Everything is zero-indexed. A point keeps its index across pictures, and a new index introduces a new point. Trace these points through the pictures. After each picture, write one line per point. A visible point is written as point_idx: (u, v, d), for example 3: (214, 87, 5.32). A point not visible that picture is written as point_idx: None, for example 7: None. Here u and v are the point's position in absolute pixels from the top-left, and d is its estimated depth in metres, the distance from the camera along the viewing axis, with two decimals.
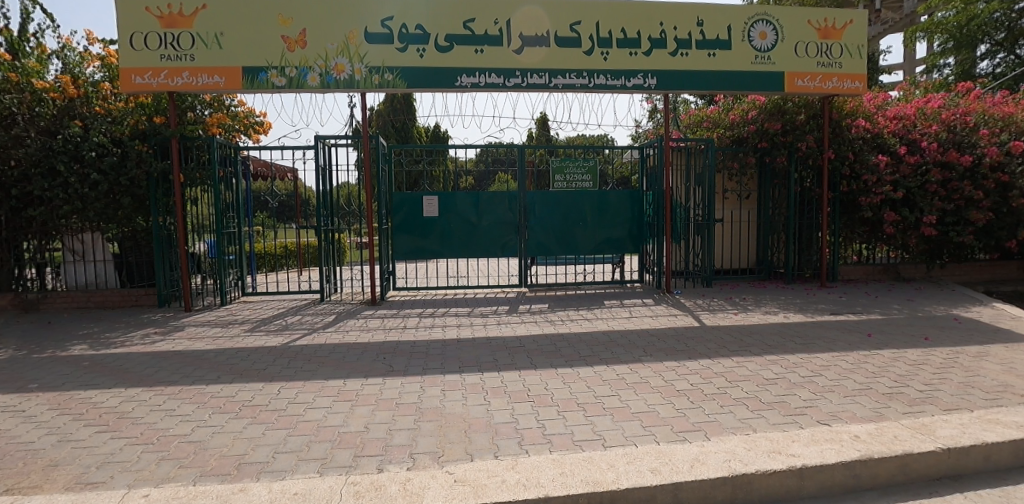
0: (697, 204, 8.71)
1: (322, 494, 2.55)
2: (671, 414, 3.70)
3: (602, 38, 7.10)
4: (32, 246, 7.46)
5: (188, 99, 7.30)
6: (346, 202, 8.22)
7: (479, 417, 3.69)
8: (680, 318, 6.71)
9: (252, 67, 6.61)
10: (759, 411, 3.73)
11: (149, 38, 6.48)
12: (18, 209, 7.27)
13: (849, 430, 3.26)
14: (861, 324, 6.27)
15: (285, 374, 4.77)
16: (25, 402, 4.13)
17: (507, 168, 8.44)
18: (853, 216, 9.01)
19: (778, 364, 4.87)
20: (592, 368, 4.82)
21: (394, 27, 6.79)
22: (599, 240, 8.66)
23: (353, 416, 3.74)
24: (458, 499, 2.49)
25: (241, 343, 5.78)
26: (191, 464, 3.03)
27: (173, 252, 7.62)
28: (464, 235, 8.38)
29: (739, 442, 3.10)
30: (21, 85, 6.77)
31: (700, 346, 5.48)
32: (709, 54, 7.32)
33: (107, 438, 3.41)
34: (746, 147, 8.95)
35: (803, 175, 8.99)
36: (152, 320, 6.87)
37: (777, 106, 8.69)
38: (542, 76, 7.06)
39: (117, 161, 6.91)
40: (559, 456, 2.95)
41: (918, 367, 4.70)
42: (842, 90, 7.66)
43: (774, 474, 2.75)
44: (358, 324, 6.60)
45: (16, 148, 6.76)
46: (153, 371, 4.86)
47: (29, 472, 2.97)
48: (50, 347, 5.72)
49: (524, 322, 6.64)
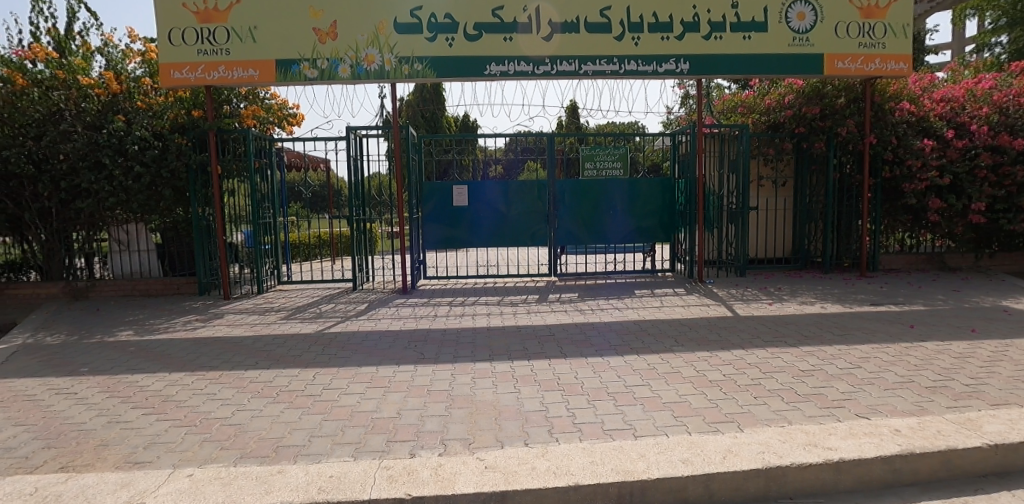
0: (731, 192, 8.53)
1: (356, 477, 2.63)
2: (703, 404, 3.65)
3: (633, 23, 6.97)
4: (81, 237, 7.79)
5: (225, 92, 7.52)
6: (377, 192, 8.32)
7: (510, 405, 3.72)
8: (712, 308, 6.59)
9: (285, 59, 6.71)
10: (794, 402, 3.66)
11: (187, 33, 6.65)
12: (66, 201, 7.48)
13: (889, 423, 3.17)
14: (904, 315, 6.05)
15: (320, 360, 4.89)
16: (77, 385, 4.35)
17: (537, 157, 8.36)
18: (895, 203, 8.64)
19: (815, 355, 4.74)
20: (622, 357, 4.79)
21: (423, 17, 6.80)
22: (628, 230, 8.56)
23: (386, 402, 3.81)
24: (489, 485, 2.53)
25: (276, 330, 5.96)
26: (232, 445, 3.15)
27: (212, 242, 7.83)
28: (494, 224, 8.37)
29: (774, 434, 3.05)
30: (68, 81, 7.11)
31: (732, 336, 5.39)
32: (744, 37, 7.08)
33: (153, 420, 3.57)
34: (782, 133, 8.67)
35: (842, 160, 8.63)
36: (193, 307, 7.10)
37: (815, 89, 8.40)
38: (571, 63, 6.95)
39: (158, 154, 7.15)
40: (589, 445, 2.96)
41: (965, 360, 4.52)
42: (885, 72, 7.33)
43: (809, 468, 2.69)
44: (390, 312, 6.70)
45: (64, 143, 6.97)
46: (195, 356, 5.05)
47: (82, 451, 3.14)
48: (98, 332, 5.99)
49: (554, 310, 6.64)
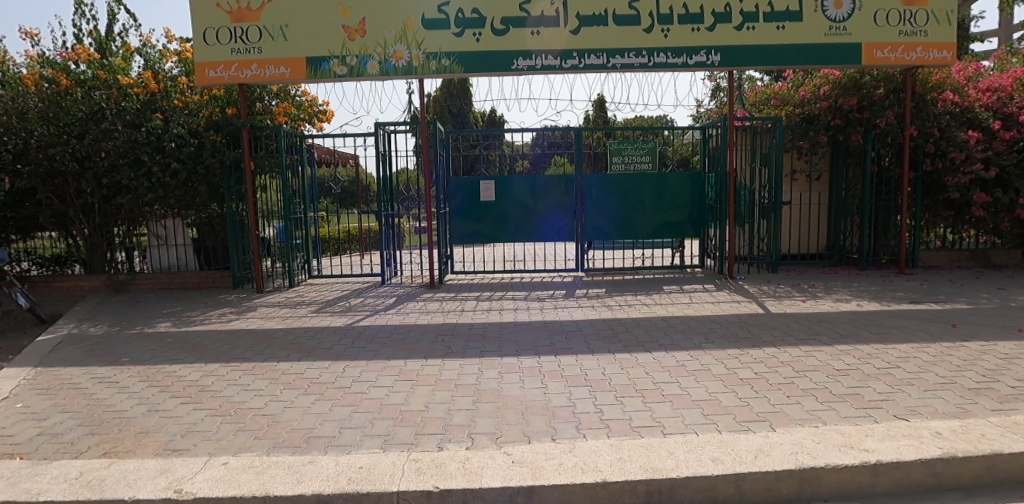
0: (763, 186, 8.34)
1: (385, 468, 2.66)
2: (734, 403, 3.58)
3: (663, 14, 6.85)
4: (122, 231, 8.09)
5: (257, 90, 7.68)
6: (404, 187, 8.39)
7: (537, 400, 3.72)
8: (743, 305, 6.46)
9: (315, 57, 6.81)
10: (828, 402, 3.55)
11: (221, 33, 6.81)
12: (107, 197, 7.76)
13: (930, 426, 3.05)
14: (945, 314, 5.82)
15: (349, 353, 4.96)
16: (119, 374, 4.51)
17: (563, 151, 8.30)
18: (937, 198, 8.29)
19: (850, 354, 4.60)
20: (650, 353, 4.74)
21: (451, 12, 6.82)
22: (656, 224, 8.44)
23: (414, 396, 3.85)
24: (516, 480, 2.53)
25: (307, 323, 6.08)
26: (265, 435, 3.22)
27: (245, 236, 8.02)
28: (521, 218, 8.36)
29: (807, 434, 2.98)
30: (109, 81, 7.36)
31: (764, 333, 5.28)
32: (778, 27, 6.89)
33: (190, 409, 3.68)
34: (817, 125, 8.40)
35: (881, 153, 8.33)
36: (227, 300, 7.29)
37: (852, 80, 8.10)
38: (599, 57, 6.87)
39: (194, 151, 7.36)
40: (617, 442, 2.94)
41: (1011, 361, 4.32)
42: (927, 61, 7.05)
43: (844, 470, 2.62)
44: (417, 306, 6.76)
45: (105, 141, 7.20)
46: (229, 348, 5.18)
47: (124, 437, 3.25)
48: (138, 324, 6.21)
49: (581, 306, 6.61)
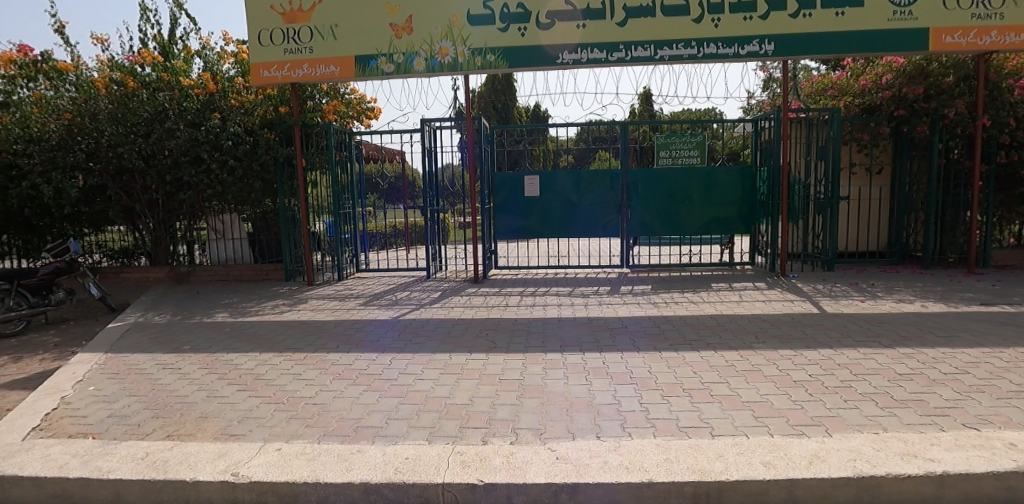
0: (818, 180, 8.00)
1: (430, 460, 2.70)
2: (786, 405, 3.45)
3: (713, 4, 6.66)
4: (183, 225, 8.56)
5: (309, 89, 7.93)
6: (450, 183, 8.50)
7: (581, 397, 3.69)
8: (796, 304, 6.22)
9: (364, 55, 6.96)
10: (889, 408, 3.38)
11: (274, 34, 7.05)
12: (170, 194, 8.19)
13: (1003, 436, 2.86)
14: (1020, 317, 5.43)
15: (395, 346, 5.07)
16: (181, 361, 4.76)
17: (609, 146, 8.19)
18: (1013, 192, 7.76)
19: (914, 358, 4.36)
20: (698, 352, 4.63)
21: (496, 8, 6.83)
22: (705, 220, 8.23)
23: (458, 389, 3.89)
24: (561, 476, 2.52)
25: (355, 315, 6.24)
26: (315, 423, 3.33)
27: (297, 231, 8.30)
28: (565, 213, 8.31)
29: (866, 440, 2.84)
30: (172, 83, 7.74)
31: (819, 334, 5.07)
32: (836, 13, 6.57)
33: (245, 396, 3.84)
34: (879, 116, 8.00)
35: (950, 145, 7.84)
36: (280, 293, 7.58)
37: (918, 67, 7.67)
38: (646, 49, 6.74)
39: (249, 149, 7.67)
40: (664, 442, 2.89)
41: None
42: (1002, 45, 6.58)
43: (906, 479, 2.48)
44: (462, 301, 6.83)
45: (169, 140, 7.55)
46: (282, 338, 5.37)
47: (185, 421, 3.43)
48: (198, 314, 6.53)
49: (626, 303, 6.52)
